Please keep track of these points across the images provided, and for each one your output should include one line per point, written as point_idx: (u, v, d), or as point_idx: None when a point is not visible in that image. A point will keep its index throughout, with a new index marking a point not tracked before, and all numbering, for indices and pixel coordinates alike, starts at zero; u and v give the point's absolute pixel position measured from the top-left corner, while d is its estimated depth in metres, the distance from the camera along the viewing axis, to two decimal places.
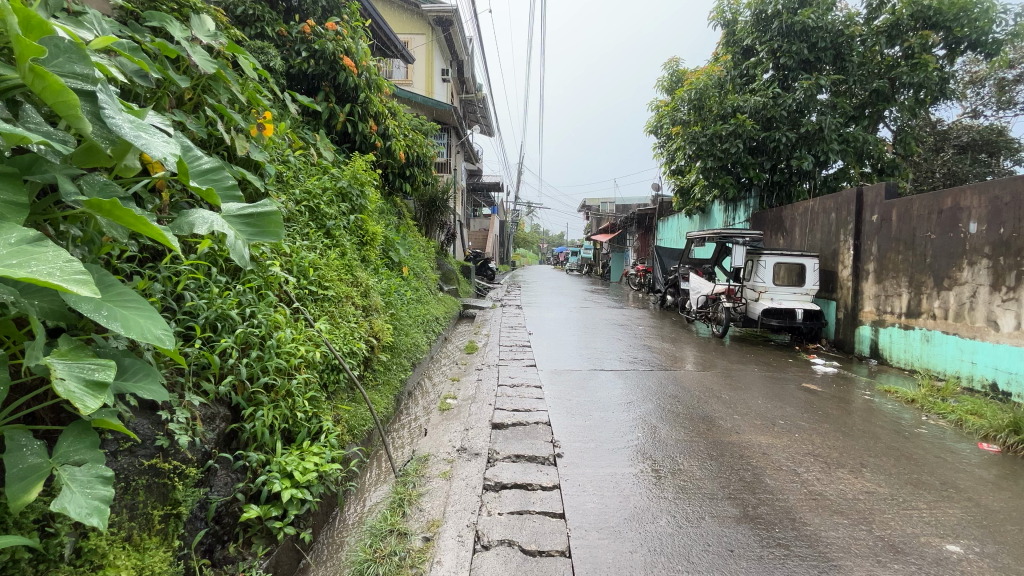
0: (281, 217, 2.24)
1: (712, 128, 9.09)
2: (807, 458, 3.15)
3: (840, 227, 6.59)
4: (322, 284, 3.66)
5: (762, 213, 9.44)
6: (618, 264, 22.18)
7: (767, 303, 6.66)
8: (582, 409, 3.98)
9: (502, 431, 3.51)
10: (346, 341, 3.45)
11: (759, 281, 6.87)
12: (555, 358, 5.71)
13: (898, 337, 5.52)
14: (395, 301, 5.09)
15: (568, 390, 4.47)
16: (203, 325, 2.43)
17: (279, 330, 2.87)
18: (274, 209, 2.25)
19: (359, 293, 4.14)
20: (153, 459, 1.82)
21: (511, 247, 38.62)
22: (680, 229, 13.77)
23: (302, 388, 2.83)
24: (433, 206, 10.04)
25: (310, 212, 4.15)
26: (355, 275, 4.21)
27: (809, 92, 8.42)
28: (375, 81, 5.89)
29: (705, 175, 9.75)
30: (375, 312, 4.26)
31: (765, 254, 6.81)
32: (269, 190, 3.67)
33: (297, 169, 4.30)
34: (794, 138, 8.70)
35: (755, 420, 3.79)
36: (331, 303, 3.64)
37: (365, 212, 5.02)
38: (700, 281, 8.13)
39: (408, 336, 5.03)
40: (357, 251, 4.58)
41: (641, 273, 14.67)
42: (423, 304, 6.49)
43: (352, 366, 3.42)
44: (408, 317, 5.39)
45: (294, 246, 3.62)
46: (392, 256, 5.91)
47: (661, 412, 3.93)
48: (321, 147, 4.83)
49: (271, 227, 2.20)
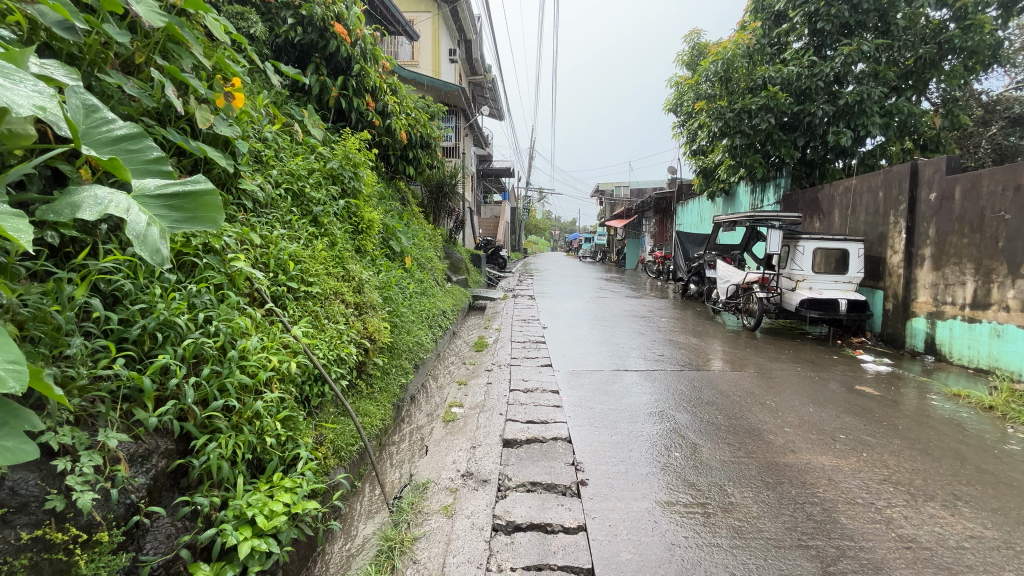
0: (217, 198, 2.00)
1: (740, 102, 8.35)
2: (885, 487, 2.59)
3: (889, 207, 5.93)
4: (306, 279, 3.18)
5: (793, 193, 8.73)
6: (633, 251, 21.42)
7: (807, 294, 6.05)
8: (605, 421, 3.46)
9: (514, 450, 3.01)
10: (333, 347, 2.97)
11: (796, 268, 6.22)
12: (572, 356, 5.19)
13: (961, 332, 4.90)
14: (395, 296, 4.60)
15: (589, 396, 3.95)
16: (138, 337, 1.94)
17: (244, 338, 2.37)
18: (209, 188, 2.01)
19: (353, 288, 3.66)
20: (40, 528, 1.36)
21: (522, 235, 37.93)
22: (700, 213, 13.05)
23: (274, 407, 2.35)
24: (441, 192, 9.52)
25: (293, 196, 3.63)
26: (347, 267, 3.73)
27: (849, 60, 7.67)
28: (371, 51, 5.32)
29: (731, 154, 9.05)
30: (373, 310, 3.77)
31: (803, 238, 6.16)
32: (242, 171, 3.16)
33: (280, 148, 3.79)
34: (831, 111, 7.96)
35: (810, 434, 3.24)
36: (315, 302, 3.15)
37: (362, 197, 4.50)
38: (729, 269, 7.36)
39: (410, 335, 4.55)
40: (350, 241, 4.07)
41: (659, 260, 13.99)
42: (428, 297, 5.99)
43: (339, 376, 2.94)
44: (411, 314, 4.90)
45: (272, 235, 3.13)
46: (393, 246, 5.38)
47: (699, 424, 3.39)
48: (311, 124, 4.30)
49: (205, 211, 1.97)
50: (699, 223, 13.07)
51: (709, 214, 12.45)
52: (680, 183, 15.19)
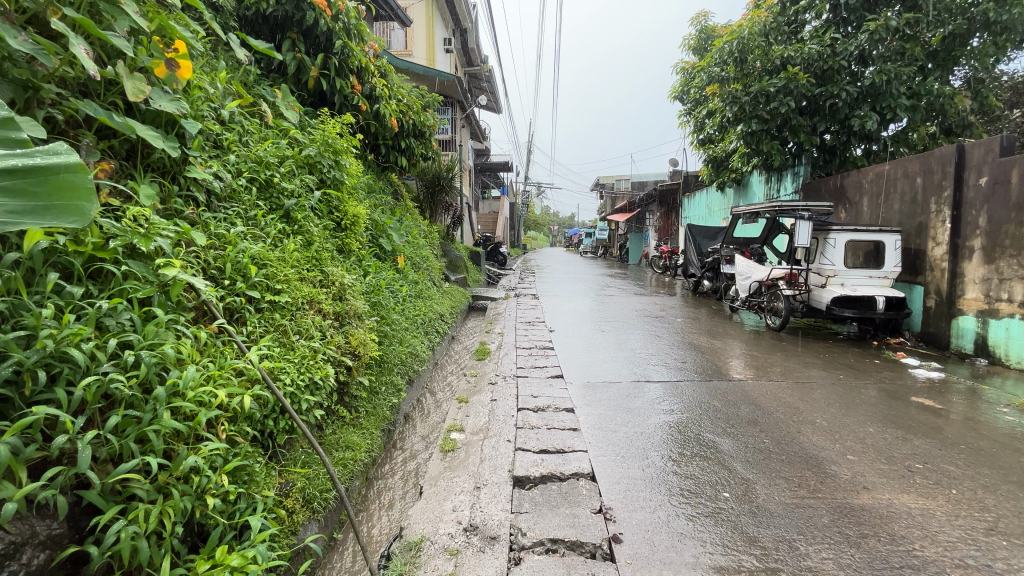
0: (90, 180, 1.47)
1: (756, 85, 7.79)
2: (997, 541, 2.06)
3: (929, 194, 5.39)
4: (272, 287, 2.65)
5: (812, 182, 8.18)
6: (636, 246, 20.84)
7: (839, 290, 5.51)
8: (633, 449, 2.92)
9: (527, 491, 2.47)
10: (304, 370, 2.44)
11: (826, 262, 5.68)
12: (584, 364, 4.66)
13: (1020, 332, 4.37)
14: (386, 302, 4.06)
15: (610, 416, 3.42)
16: (12, 377, 1.40)
17: (181, 369, 1.82)
18: (74, 163, 1.46)
19: (334, 294, 3.13)
20: None
21: (520, 230, 37.34)
22: (708, 206, 12.50)
23: (219, 457, 1.81)
24: (438, 186, 9.00)
25: (260, 187, 3.08)
26: (327, 270, 3.19)
27: (875, 37, 7.11)
28: (356, 27, 4.74)
29: (745, 141, 8.49)
30: (358, 321, 3.23)
31: (834, 229, 5.62)
32: (193, 156, 2.61)
33: (245, 132, 3.23)
34: (854, 93, 7.41)
35: (880, 463, 2.70)
36: (284, 315, 2.62)
37: (345, 189, 3.96)
38: (749, 264, 6.81)
39: (403, 347, 4.01)
40: (331, 240, 3.53)
41: (666, 255, 13.44)
42: (424, 300, 5.45)
43: (311, 406, 2.41)
44: (405, 321, 4.37)
45: (229, 235, 2.58)
46: (384, 244, 4.83)
47: (744, 450, 2.86)
48: (284, 106, 3.74)
49: (72, 197, 1.44)
50: (707, 216, 12.52)
51: (718, 206, 11.91)
52: (687, 174, 14.64)
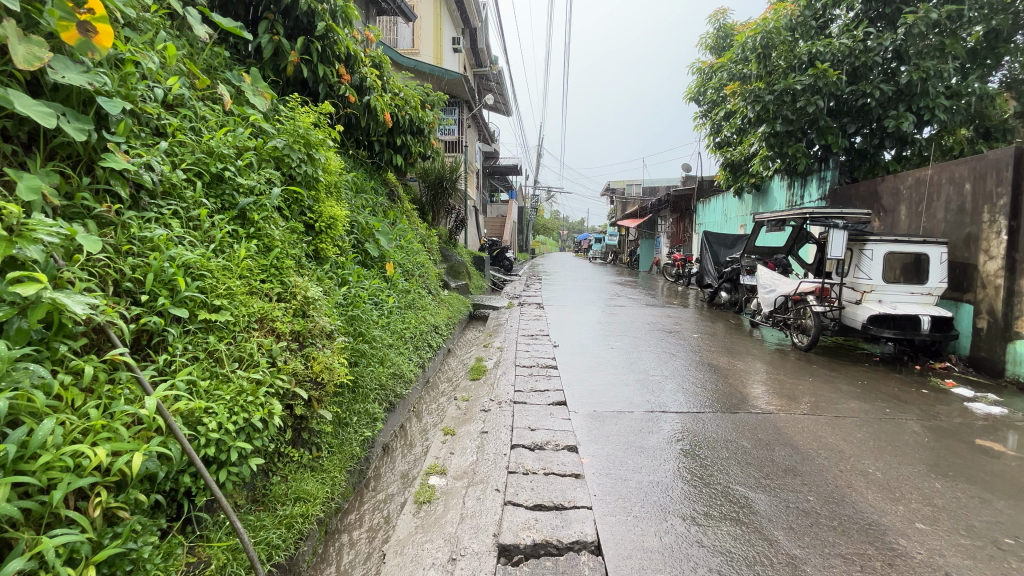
0: None
1: (781, 82, 7.22)
2: None
3: (980, 202, 4.81)
4: (209, 303, 2.18)
5: (840, 187, 7.59)
6: (647, 253, 20.18)
7: (877, 308, 4.93)
8: (648, 506, 2.39)
9: (513, 569, 1.96)
10: (238, 409, 1.95)
11: (862, 276, 5.10)
12: (591, 388, 4.13)
13: None
14: (365, 316, 3.59)
15: (620, 457, 2.89)
16: None
17: (34, 427, 1.34)
18: None
19: (295, 310, 2.65)
20: None
21: (529, 235, 36.80)
22: (724, 211, 11.91)
23: (85, 545, 1.32)
24: (440, 187, 8.59)
25: (209, 183, 2.62)
26: (288, 279, 2.72)
27: (912, 31, 6.53)
28: (342, 9, 4.27)
29: (767, 143, 7.91)
30: (325, 340, 2.76)
31: (871, 240, 5.04)
32: (116, 143, 2.14)
33: (197, 119, 2.77)
34: (888, 92, 6.83)
35: (959, 538, 2.15)
36: (222, 339, 2.15)
37: (321, 187, 3.49)
38: (773, 276, 6.22)
39: (383, 367, 3.52)
40: (299, 244, 3.06)
41: (679, 263, 12.85)
42: (416, 311, 4.97)
43: (244, 454, 1.92)
44: (389, 337, 3.89)
45: (158, 239, 2.12)
46: (370, 250, 4.35)
47: (786, 512, 2.31)
48: (251, 92, 3.27)
49: None
50: (723, 222, 11.92)
51: (735, 213, 11.31)
52: (701, 179, 14.04)
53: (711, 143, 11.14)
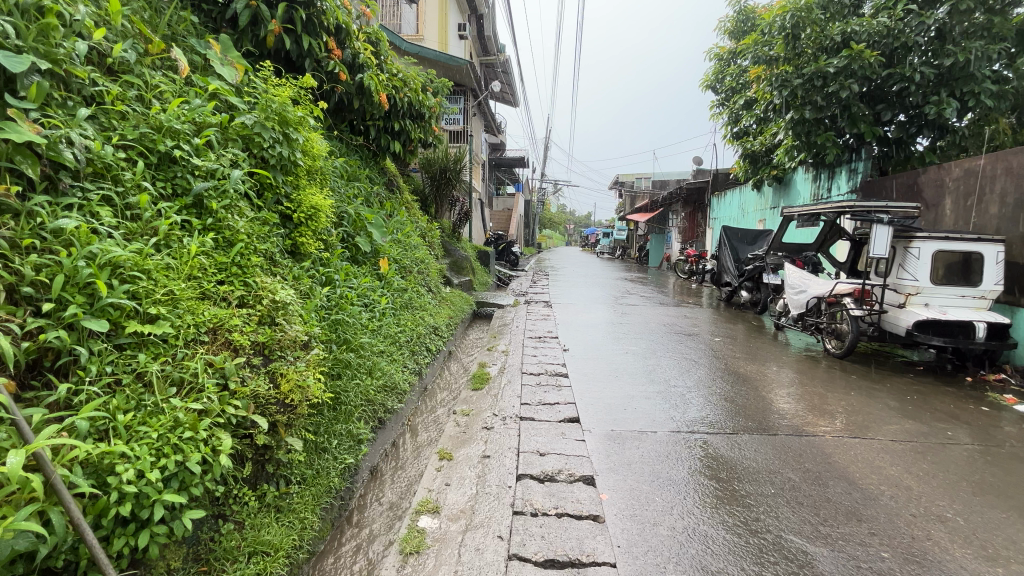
0: None
1: (811, 65, 6.68)
2: None
3: None
4: (141, 312, 1.74)
5: (872, 179, 7.07)
6: (656, 249, 19.63)
7: (923, 312, 4.43)
8: (685, 563, 1.94)
9: None
10: (166, 451, 1.51)
11: (906, 277, 4.60)
12: (606, 401, 3.68)
13: None
14: (350, 321, 3.15)
15: (646, 492, 2.44)
16: None
17: None
18: None
19: (261, 317, 2.21)
20: None
21: (536, 229, 36.27)
22: (742, 206, 11.36)
23: None
24: (443, 178, 8.15)
25: (156, 164, 2.19)
26: (255, 280, 2.28)
27: (959, 8, 5.96)
28: None
29: (794, 132, 7.37)
30: (298, 351, 2.33)
31: (918, 237, 4.53)
32: (25, 110, 1.71)
33: (147, 88, 2.32)
34: (929, 75, 6.28)
35: None
36: (160, 357, 1.72)
37: (301, 172, 3.04)
38: (801, 275, 5.69)
39: (371, 380, 3.08)
40: (271, 239, 2.63)
41: (692, 259, 12.33)
42: (413, 311, 4.52)
43: (175, 508, 1.49)
44: (381, 343, 3.45)
45: (75, 231, 1.69)
46: (361, 244, 3.91)
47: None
48: (219, 60, 2.80)
49: None
50: (740, 217, 11.37)
51: (753, 207, 10.78)
52: (716, 172, 13.47)
53: (729, 134, 10.59)
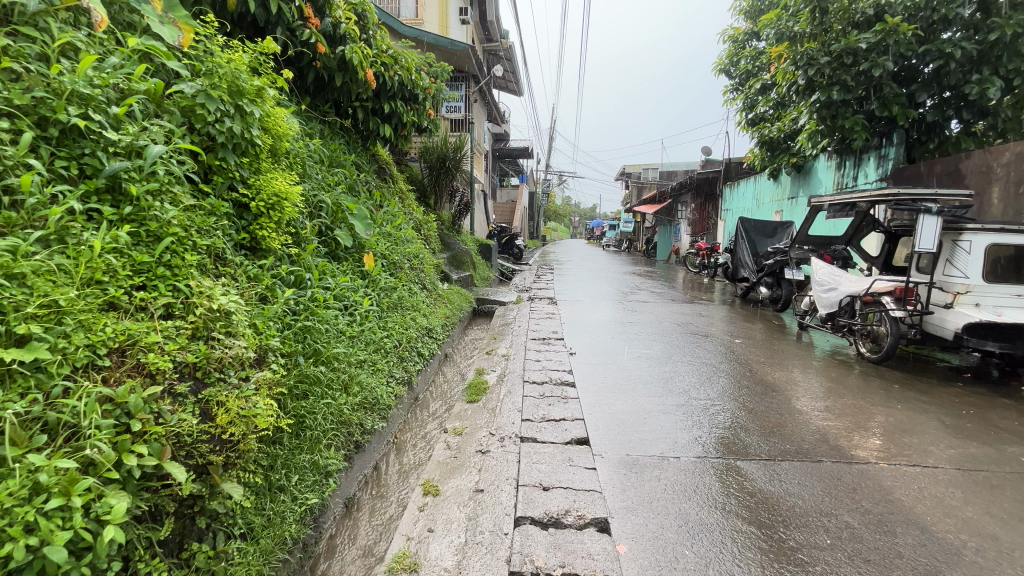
0: None
1: (841, 41, 6.11)
2: None
3: None
4: (5, 332, 1.31)
5: (903, 166, 6.52)
6: (665, 240, 19.06)
7: (975, 315, 3.92)
8: None
9: None
10: (13, 532, 1.08)
11: (956, 275, 4.07)
12: (619, 416, 3.22)
13: None
14: (321, 328, 2.71)
15: (672, 544, 1.99)
16: None
17: None
18: None
19: (194, 331, 1.77)
20: None
21: (540, 221, 35.68)
22: (757, 195, 10.81)
23: None
24: (442, 167, 7.69)
25: (57, 139, 1.74)
26: (188, 283, 1.84)
27: None
28: None
29: (818, 115, 6.82)
30: (244, 371, 1.90)
31: (970, 229, 4.01)
32: None
33: (52, 45, 1.86)
34: (971, 51, 5.71)
35: None
36: (29, 395, 1.28)
37: (261, 154, 2.59)
38: (832, 271, 5.12)
39: (346, 396, 2.63)
40: (218, 233, 2.18)
41: (704, 252, 11.80)
42: (404, 312, 4.06)
43: None
44: (361, 352, 3.00)
45: None
46: (342, 238, 3.45)
47: None
48: (157, 18, 2.26)
49: None
50: (755, 208, 10.83)
51: (769, 198, 10.23)
52: (728, 161, 12.89)
53: (744, 120, 10.02)
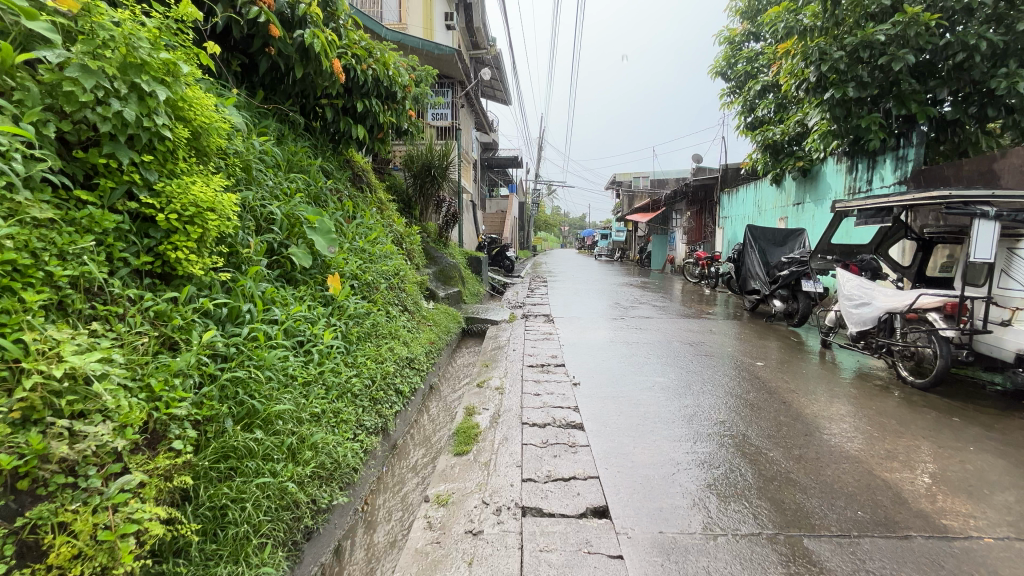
0: None
1: (857, 33, 5.66)
2: None
3: None
4: None
5: (923, 169, 6.06)
6: (659, 249, 18.58)
7: None
8: None
9: None
10: None
11: (1016, 288, 3.51)
12: (644, 472, 2.60)
13: None
14: (259, 377, 2.07)
15: None
16: None
17: None
18: None
19: (25, 413, 1.18)
20: None
21: (530, 231, 35.22)
22: (759, 202, 10.34)
23: None
24: (427, 176, 7.11)
25: None
26: (20, 339, 1.25)
27: None
28: None
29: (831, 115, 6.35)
30: (110, 464, 1.30)
31: None
32: None
33: None
34: (999, 42, 5.28)
35: None
36: None
37: (176, 150, 1.96)
38: (863, 285, 4.56)
39: (293, 466, 1.98)
40: (93, 258, 1.58)
41: (704, 262, 11.29)
42: (379, 341, 3.42)
43: None
44: (319, 401, 2.36)
45: None
46: (298, 258, 2.83)
47: None
48: None
49: None
50: (757, 215, 10.37)
51: (772, 204, 9.77)
52: (725, 168, 12.45)
53: (743, 123, 9.59)
